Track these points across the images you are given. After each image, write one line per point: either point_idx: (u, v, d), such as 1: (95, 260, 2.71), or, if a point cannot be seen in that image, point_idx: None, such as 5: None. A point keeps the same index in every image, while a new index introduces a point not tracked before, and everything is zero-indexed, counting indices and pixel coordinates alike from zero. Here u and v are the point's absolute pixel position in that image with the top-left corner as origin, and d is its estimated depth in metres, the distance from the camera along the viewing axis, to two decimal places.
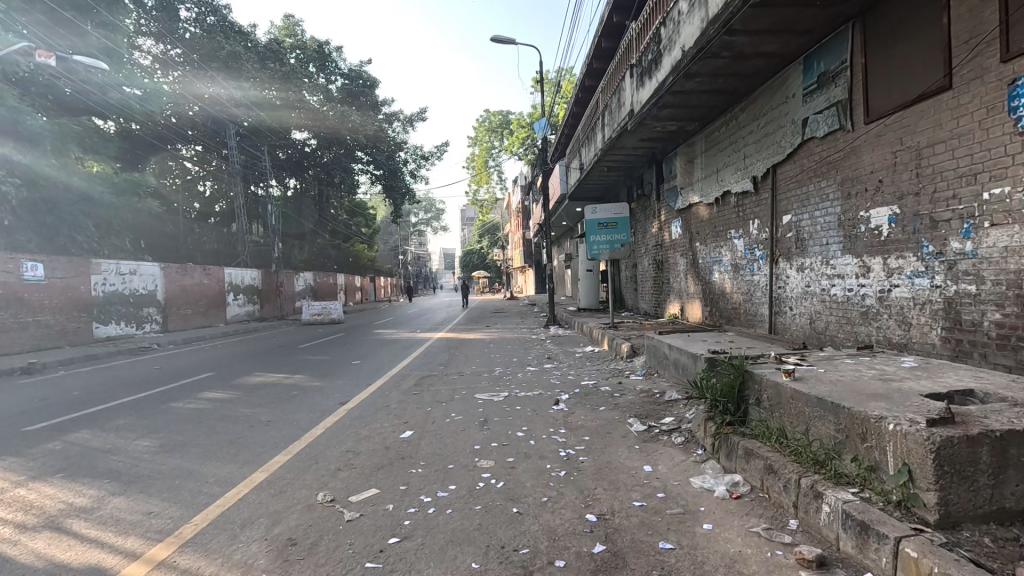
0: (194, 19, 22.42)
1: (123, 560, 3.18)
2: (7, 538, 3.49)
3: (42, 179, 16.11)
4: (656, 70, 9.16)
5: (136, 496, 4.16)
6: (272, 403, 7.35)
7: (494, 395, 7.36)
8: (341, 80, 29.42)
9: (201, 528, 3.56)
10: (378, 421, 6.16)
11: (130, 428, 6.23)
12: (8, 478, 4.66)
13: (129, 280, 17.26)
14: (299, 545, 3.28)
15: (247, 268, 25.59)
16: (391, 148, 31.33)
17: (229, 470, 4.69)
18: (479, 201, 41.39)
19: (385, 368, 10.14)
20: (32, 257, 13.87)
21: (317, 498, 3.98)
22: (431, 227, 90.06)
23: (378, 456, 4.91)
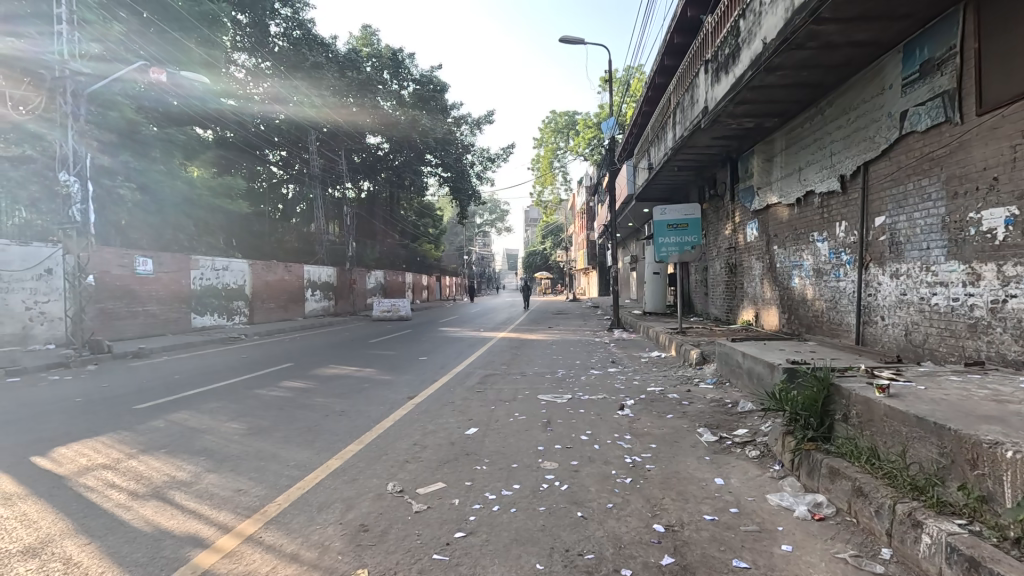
0: (282, 34, 24.59)
1: (217, 532, 3.46)
2: (121, 503, 3.91)
3: (152, 184, 17.98)
4: (734, 65, 8.76)
5: (227, 473, 4.54)
6: (345, 394, 7.75)
7: (556, 397, 7.34)
8: (413, 86, 30.50)
9: (283, 508, 3.82)
10: (444, 417, 6.32)
11: (222, 411, 6.80)
12: (122, 449, 5.22)
13: (221, 275, 18.86)
14: (371, 531, 3.43)
15: (324, 266, 27.11)
16: (459, 150, 32.06)
17: (308, 455, 5.00)
18: (544, 202, 41.44)
19: (451, 365, 10.39)
20: (143, 253, 15.49)
21: (387, 488, 4.14)
22: (495, 228, 91.27)
23: (444, 451, 5.03)
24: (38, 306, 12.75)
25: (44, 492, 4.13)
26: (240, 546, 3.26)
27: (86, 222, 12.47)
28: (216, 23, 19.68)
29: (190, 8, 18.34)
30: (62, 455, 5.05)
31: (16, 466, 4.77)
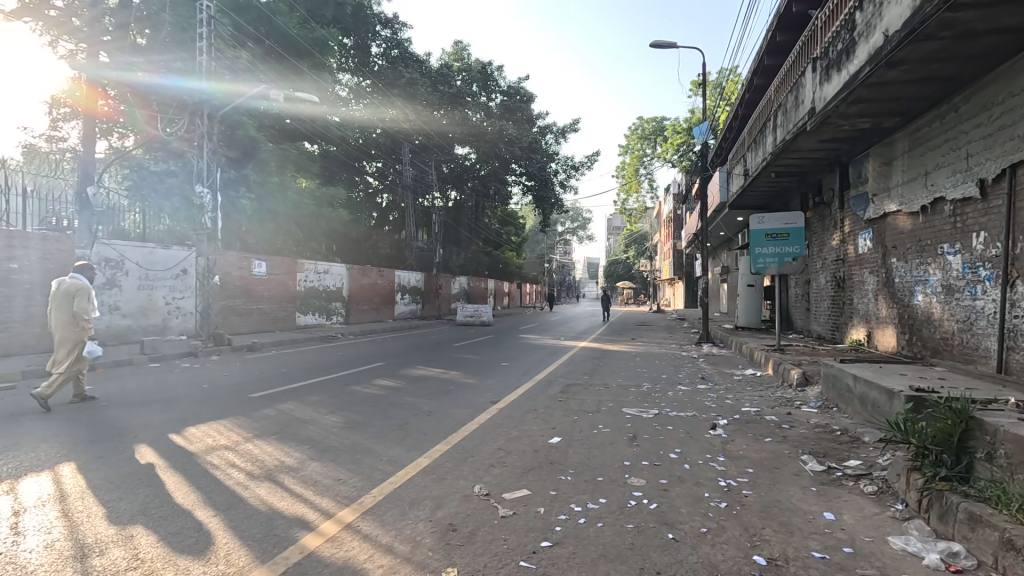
0: (381, 54, 26.72)
1: (320, 517, 3.72)
2: (241, 482, 4.34)
3: (268, 194, 19.93)
4: (848, 62, 8.03)
5: (328, 463, 4.87)
6: (432, 395, 8.06)
7: (642, 411, 7.09)
8: (501, 97, 31.29)
9: (378, 500, 4.03)
10: (527, 423, 6.35)
11: (323, 404, 7.34)
12: (241, 433, 5.80)
13: (323, 278, 20.45)
14: (459, 532, 3.51)
15: (412, 271, 28.46)
16: (544, 159, 32.34)
17: (399, 451, 5.23)
18: (629, 210, 40.53)
19: (532, 372, 10.44)
20: (259, 257, 17.19)
21: (474, 490, 4.23)
22: (577, 236, 90.72)
23: (528, 458, 5.05)
24: (175, 302, 14.53)
25: (180, 465, 4.70)
26: (341, 533, 3.49)
27: (215, 228, 14.09)
28: (325, 48, 21.48)
29: (305, 35, 20.14)
30: (193, 434, 5.71)
31: (157, 441, 5.45)
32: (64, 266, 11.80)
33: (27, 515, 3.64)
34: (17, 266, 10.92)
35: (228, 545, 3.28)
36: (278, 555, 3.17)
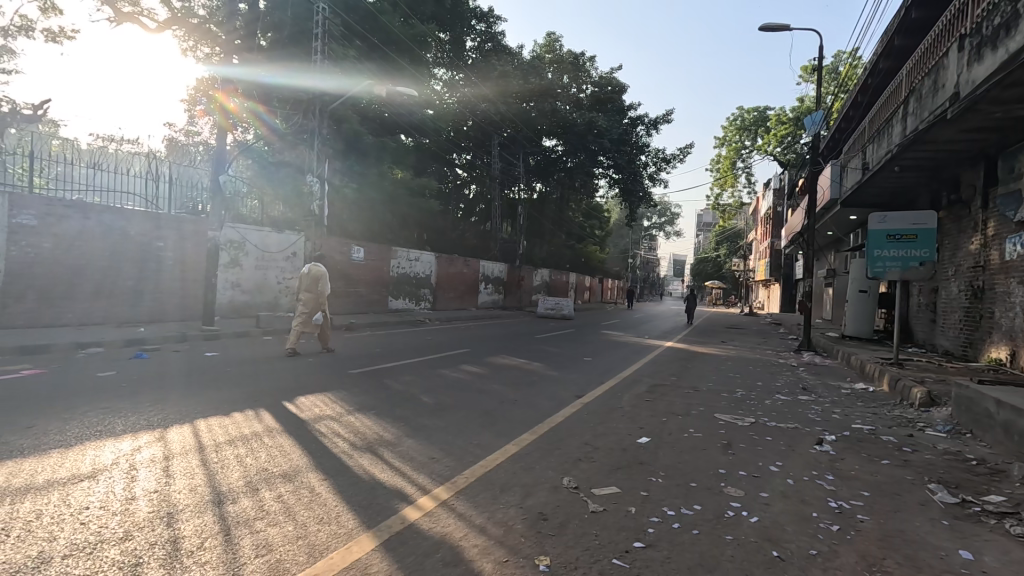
0: (476, 48, 27.73)
1: (417, 492, 3.91)
2: (345, 451, 4.68)
3: (368, 184, 21.23)
4: (1009, 39, 6.94)
5: (421, 441, 5.10)
6: (516, 385, 8.17)
7: (737, 419, 6.71)
8: (592, 88, 31.06)
9: (470, 481, 4.16)
10: (614, 421, 6.24)
11: (414, 385, 7.71)
12: (342, 406, 6.25)
13: (414, 265, 21.42)
14: (549, 521, 3.54)
15: (495, 262, 29.00)
16: (634, 151, 31.38)
17: (488, 437, 5.37)
18: (722, 206, 38.37)
19: (616, 369, 10.24)
20: (358, 243, 18.35)
21: (563, 482, 4.24)
22: (664, 232, 87.20)
23: (616, 456, 4.97)
24: (285, 282, 15.96)
25: (293, 430, 5.15)
26: (437, 509, 3.64)
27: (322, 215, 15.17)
28: (424, 44, 22.34)
29: (406, 31, 21.03)
30: (303, 403, 6.24)
31: (274, 406, 6.04)
32: (196, 245, 13.32)
33: (177, 460, 4.19)
34: (162, 244, 12.53)
35: (337, 508, 3.55)
36: (382, 523, 3.39)
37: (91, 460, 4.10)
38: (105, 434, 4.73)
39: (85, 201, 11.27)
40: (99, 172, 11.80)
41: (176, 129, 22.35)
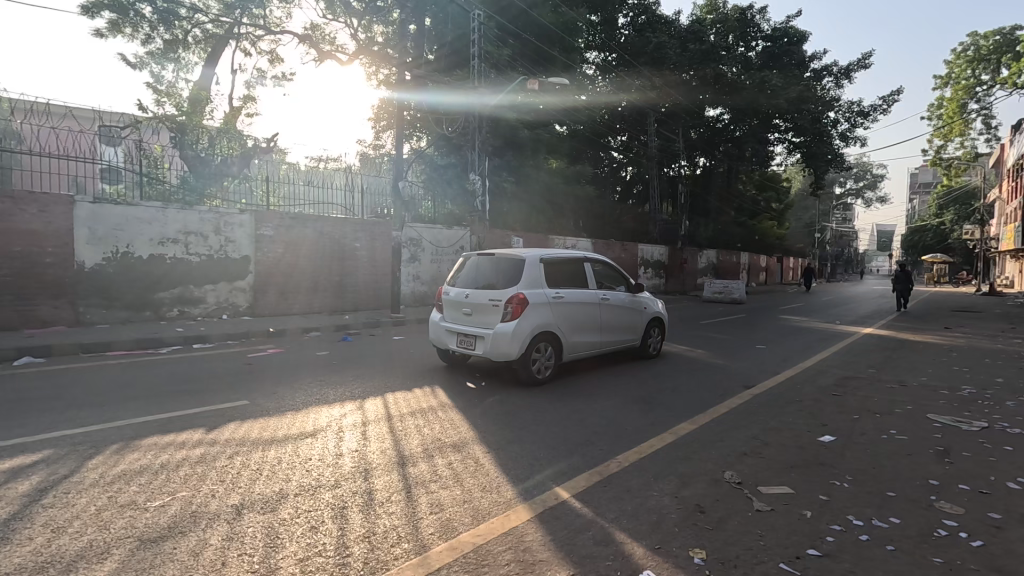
0: (629, 23, 26.76)
1: (571, 472, 4.04)
2: (506, 429, 5.04)
3: (524, 177, 22.13)
4: None
5: (575, 424, 5.23)
6: (676, 373, 7.82)
7: (959, 422, 5.48)
8: (763, 44, 27.94)
9: (623, 466, 4.16)
10: (789, 415, 5.61)
11: (571, 369, 7.91)
12: (503, 387, 6.70)
13: (571, 252, 21.72)
14: (707, 515, 3.37)
15: (655, 245, 27.79)
16: (819, 109, 27.21)
17: (644, 424, 5.27)
18: (944, 160, 31.20)
19: (796, 359, 9.10)
20: (518, 235, 19.25)
21: (724, 476, 3.98)
22: (863, 199, 73.69)
23: (790, 453, 4.48)
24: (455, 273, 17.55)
25: (462, 407, 5.72)
26: (589, 490, 3.73)
27: (484, 210, 16.14)
28: (574, 29, 22.31)
29: (556, 20, 21.26)
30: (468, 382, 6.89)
31: (445, 384, 6.75)
32: (383, 244, 15.39)
33: (371, 426, 4.99)
34: (358, 244, 14.80)
35: (498, 479, 3.88)
36: (537, 496, 3.60)
37: (314, 421, 5.13)
38: (321, 402, 5.84)
39: (303, 213, 13.83)
40: (310, 187, 14.07)
41: (365, 145, 25.91)
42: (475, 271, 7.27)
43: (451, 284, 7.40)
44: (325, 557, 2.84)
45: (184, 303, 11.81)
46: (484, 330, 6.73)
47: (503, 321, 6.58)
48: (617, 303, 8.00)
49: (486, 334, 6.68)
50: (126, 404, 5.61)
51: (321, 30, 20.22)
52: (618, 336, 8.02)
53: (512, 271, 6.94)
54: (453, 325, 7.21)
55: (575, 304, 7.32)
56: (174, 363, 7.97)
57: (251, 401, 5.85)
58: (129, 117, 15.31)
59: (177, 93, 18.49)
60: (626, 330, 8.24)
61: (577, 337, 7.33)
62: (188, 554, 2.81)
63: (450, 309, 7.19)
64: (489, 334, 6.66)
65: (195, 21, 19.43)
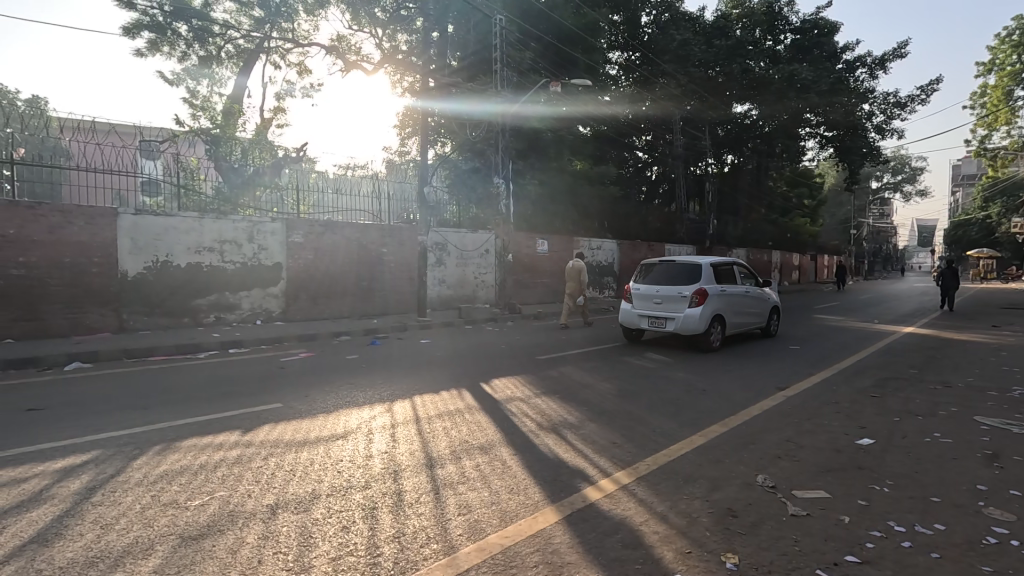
0: (652, 22, 26.49)
1: (598, 474, 4.02)
2: (533, 430, 5.05)
3: (549, 179, 22.13)
4: None
5: (603, 426, 5.21)
6: (706, 374, 7.69)
7: (1009, 424, 5.22)
8: (792, 36, 27.24)
9: (652, 468, 4.11)
10: (825, 417, 5.44)
11: (598, 371, 7.86)
12: (530, 389, 6.71)
13: (596, 254, 21.58)
14: (740, 519, 3.30)
15: (682, 244, 27.36)
16: (852, 101, 26.18)
17: (673, 426, 5.19)
18: (989, 150, 29.78)
19: (832, 359, 8.82)
20: (542, 236, 19.23)
21: (757, 479, 3.88)
22: (903, 192, 70.85)
23: (826, 456, 4.35)
24: (481, 276, 17.68)
25: (489, 409, 5.76)
26: (617, 492, 3.70)
27: (509, 213, 16.18)
28: (596, 30, 22.21)
29: (578, 22, 21.24)
30: (495, 384, 6.92)
31: (472, 387, 6.80)
32: (411, 249, 15.61)
33: (400, 428, 5.07)
34: (385, 250, 15.04)
35: (526, 480, 3.89)
36: (565, 498, 3.59)
37: (345, 423, 5.24)
38: (352, 405, 5.95)
39: (332, 220, 14.16)
40: (340, 195, 14.49)
41: (391, 151, 26.34)
42: (659, 272, 10.09)
43: (638, 282, 10.21)
44: (356, 556, 2.89)
45: (220, 309, 12.23)
46: (674, 313, 9.57)
47: (691, 307, 9.43)
48: (752, 294, 10.76)
49: (675, 315, 9.48)
50: (167, 407, 5.85)
51: (347, 41, 20.67)
52: (755, 318, 10.78)
53: (688, 273, 9.78)
54: (642, 311, 10.04)
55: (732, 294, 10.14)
56: (211, 367, 8.25)
57: (284, 403, 6.00)
58: (167, 131, 15.97)
59: (212, 107, 19.19)
60: (755, 315, 10.87)
61: (733, 318, 10.15)
62: (226, 552, 2.91)
63: (639, 300, 10.02)
64: (682, 317, 9.48)
65: (228, 37, 20.15)
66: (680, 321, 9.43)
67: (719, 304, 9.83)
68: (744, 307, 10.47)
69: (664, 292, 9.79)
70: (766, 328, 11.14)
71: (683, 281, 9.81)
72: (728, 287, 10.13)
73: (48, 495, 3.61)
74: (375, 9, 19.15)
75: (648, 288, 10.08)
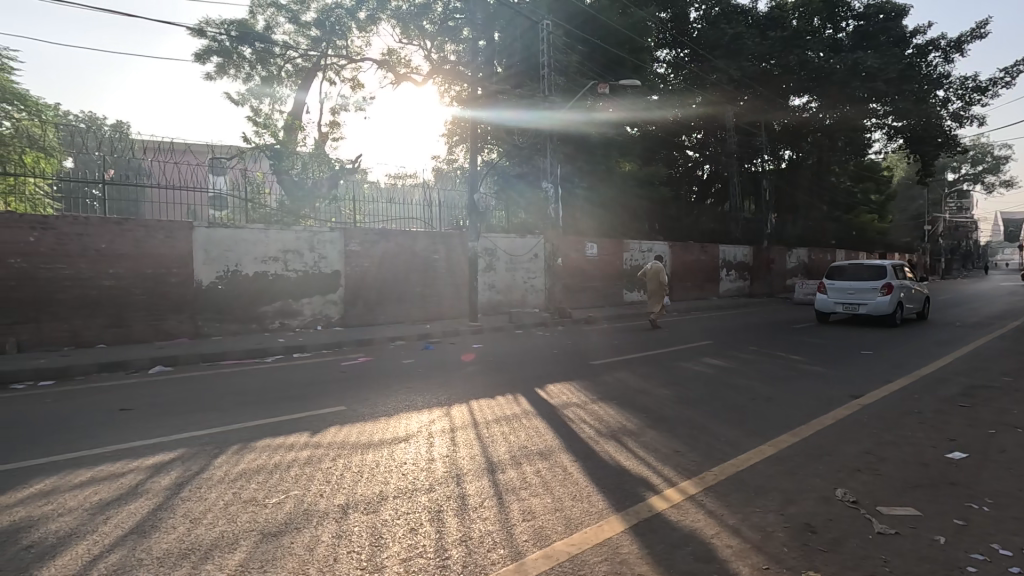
0: (701, 17, 25.78)
1: (663, 483, 3.91)
2: (591, 436, 4.99)
3: (597, 181, 21.93)
4: None
5: (664, 433, 5.08)
6: (771, 380, 7.34)
7: None
8: (854, 23, 25.75)
9: (720, 479, 3.97)
10: (908, 428, 5.07)
11: (655, 376, 7.68)
12: (586, 394, 6.65)
13: (647, 256, 21.11)
14: (820, 536, 3.12)
15: (738, 245, 26.33)
16: (924, 88, 24.44)
17: (738, 434, 4.99)
18: None
19: (910, 365, 8.21)
20: (591, 240, 19.00)
21: (835, 493, 3.67)
22: (984, 184, 65.25)
23: (913, 471, 4.05)
24: (530, 280, 17.72)
25: (546, 414, 5.74)
26: (684, 502, 3.59)
27: (558, 217, 16.06)
28: (643, 28, 21.87)
29: (625, 21, 20.94)
30: (551, 390, 6.89)
31: (528, 392, 6.81)
32: (461, 254, 15.86)
33: (459, 432, 5.14)
34: (436, 255, 15.35)
35: (589, 488, 3.83)
36: (630, 508, 3.52)
37: (405, 427, 5.36)
38: (410, 409, 6.08)
39: (386, 228, 14.59)
40: (392, 204, 14.94)
41: (440, 159, 26.88)
42: (848, 271, 13.56)
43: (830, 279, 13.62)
44: (426, 558, 2.95)
45: (285, 315, 12.86)
46: (866, 300, 13.03)
47: (881, 296, 12.86)
48: (914, 288, 13.99)
49: (869, 302, 12.94)
50: (242, 408, 6.20)
51: (397, 54, 21.34)
52: (912, 306, 13.81)
53: (875, 271, 13.22)
54: (836, 300, 13.47)
55: (905, 287, 13.47)
56: (276, 372, 8.66)
57: (348, 406, 6.23)
58: (235, 149, 17.02)
59: (274, 124, 20.30)
60: (915, 303, 14.17)
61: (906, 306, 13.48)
62: (304, 549, 3.04)
63: (833, 292, 13.46)
64: (873, 303, 12.87)
65: (287, 57, 21.28)
66: (873, 305, 12.89)
67: (898, 293, 13.22)
68: (909, 296, 13.66)
69: (857, 285, 13.23)
70: (921, 312, 14.33)
71: (870, 278, 13.22)
72: (901, 281, 13.52)
73: (143, 489, 3.90)
74: (423, 22, 19.68)
75: (841, 282, 13.52)
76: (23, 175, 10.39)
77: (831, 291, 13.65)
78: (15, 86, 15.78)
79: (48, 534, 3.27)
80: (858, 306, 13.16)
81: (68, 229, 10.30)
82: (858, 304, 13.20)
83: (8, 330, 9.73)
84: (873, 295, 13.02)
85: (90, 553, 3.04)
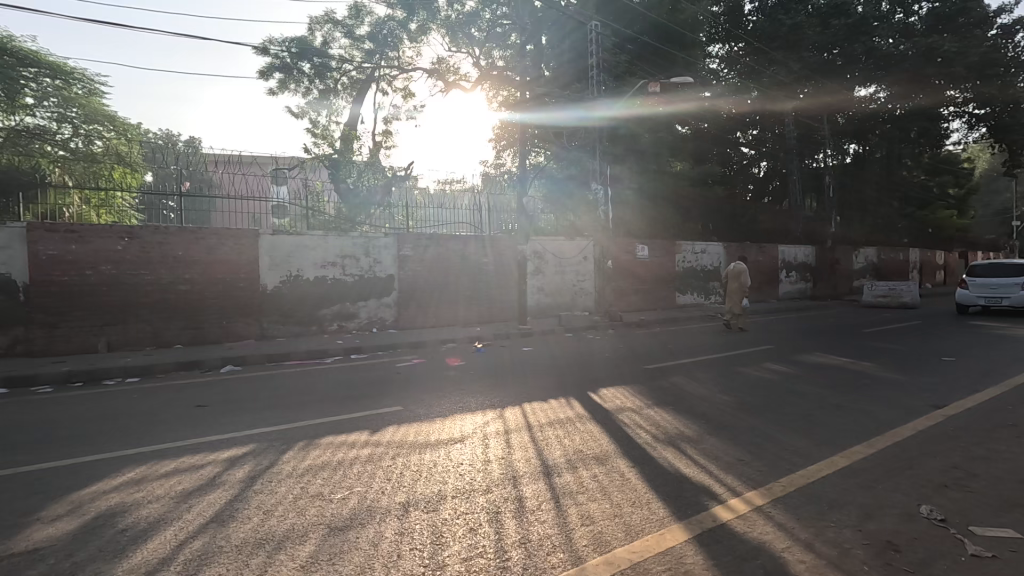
0: (757, 9, 24.91)
1: (727, 493, 3.77)
2: (648, 442, 4.88)
3: (647, 181, 21.48)
4: None
5: (726, 441, 4.89)
6: (840, 387, 6.93)
7: None
8: (928, 5, 23.93)
9: (789, 491, 3.77)
10: (1002, 443, 4.64)
11: (713, 382, 7.41)
12: (640, 399, 6.50)
13: (700, 258, 20.45)
14: (905, 555, 2.91)
15: (799, 245, 25.05)
16: (1010, 72, 22.42)
17: (807, 444, 4.73)
18: None
19: (1000, 374, 7.53)
20: (642, 242, 18.60)
21: (920, 510, 3.41)
22: None
23: (1010, 489, 3.69)
24: (580, 283, 17.57)
25: (600, 418, 5.66)
26: (751, 513, 3.45)
27: (608, 219, 15.79)
28: (696, 24, 21.28)
29: (677, 18, 20.41)
30: (605, 394, 6.78)
31: (582, 396, 6.74)
32: (510, 257, 15.94)
33: (513, 435, 5.16)
34: (486, 259, 15.49)
35: (650, 496, 3.74)
36: (693, 517, 3.41)
37: (460, 428, 5.43)
38: (464, 410, 6.16)
39: (439, 235, 14.79)
40: (441, 210, 15.39)
41: (488, 164, 27.19)
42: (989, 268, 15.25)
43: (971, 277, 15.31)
44: (487, 558, 2.98)
45: (342, 318, 13.36)
46: (1010, 293, 14.65)
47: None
48: None
49: (1014, 296, 14.56)
50: (306, 407, 6.50)
51: (446, 62, 21.79)
52: None
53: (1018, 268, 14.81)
54: (979, 294, 15.16)
55: None
56: (334, 372, 9.01)
57: (405, 407, 6.40)
58: (297, 160, 17.92)
59: (331, 135, 21.22)
60: None
61: None
62: (370, 544, 3.14)
63: (976, 287, 15.16)
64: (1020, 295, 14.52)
65: (344, 70, 22.17)
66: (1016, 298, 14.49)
67: None
68: None
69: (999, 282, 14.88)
70: None
71: (1012, 274, 14.82)
72: None
73: (220, 481, 4.15)
74: (472, 30, 20.02)
75: (982, 279, 15.21)
76: (112, 189, 11.33)
77: (973, 287, 15.35)
78: (106, 109, 17.19)
79: (139, 519, 3.53)
80: (1001, 299, 14.79)
81: (150, 237, 11.15)
82: (1001, 297, 14.82)
83: (99, 331, 10.64)
84: (1017, 290, 14.61)
85: (176, 538, 3.27)
